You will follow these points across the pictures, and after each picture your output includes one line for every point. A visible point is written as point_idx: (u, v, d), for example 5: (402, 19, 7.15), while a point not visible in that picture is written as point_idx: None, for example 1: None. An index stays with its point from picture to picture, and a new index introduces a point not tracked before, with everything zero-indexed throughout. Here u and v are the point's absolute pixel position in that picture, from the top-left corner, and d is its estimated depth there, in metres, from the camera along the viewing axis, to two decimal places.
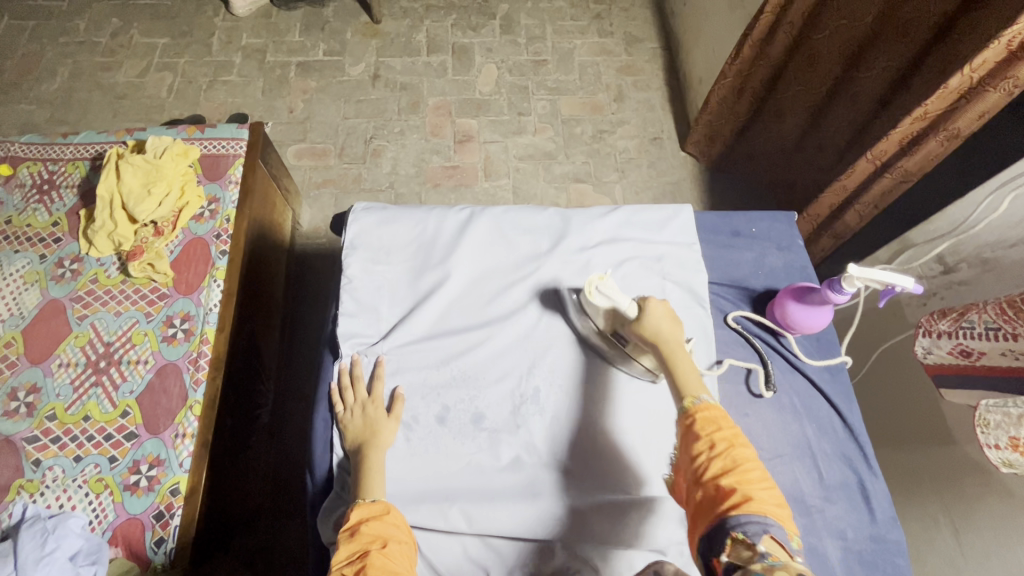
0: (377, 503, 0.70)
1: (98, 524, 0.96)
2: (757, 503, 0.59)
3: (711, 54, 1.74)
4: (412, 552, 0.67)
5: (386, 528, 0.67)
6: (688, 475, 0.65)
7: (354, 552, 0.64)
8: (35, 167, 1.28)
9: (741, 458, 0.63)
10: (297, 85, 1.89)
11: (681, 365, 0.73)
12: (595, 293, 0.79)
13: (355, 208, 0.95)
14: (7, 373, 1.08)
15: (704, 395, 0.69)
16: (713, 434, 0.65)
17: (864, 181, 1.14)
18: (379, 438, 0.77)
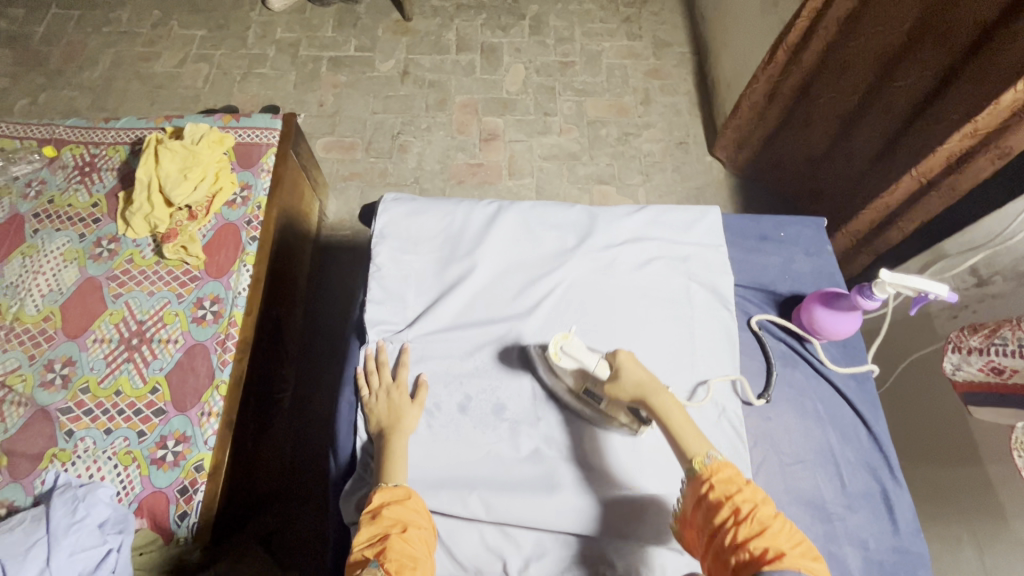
0: (399, 487, 0.73)
1: (124, 495, 0.99)
2: (789, 561, 0.60)
3: (741, 60, 1.73)
4: (430, 536, 0.71)
5: (407, 513, 0.69)
6: (714, 537, 0.66)
7: (376, 534, 0.68)
8: (78, 150, 1.33)
9: (764, 516, 0.65)
10: (328, 79, 1.93)
11: (678, 417, 0.74)
12: (561, 353, 0.80)
13: (385, 199, 0.97)
14: (45, 345, 1.12)
15: (711, 454, 0.71)
16: (735, 496, 0.67)
17: (908, 199, 1.13)
18: (403, 422, 0.79)
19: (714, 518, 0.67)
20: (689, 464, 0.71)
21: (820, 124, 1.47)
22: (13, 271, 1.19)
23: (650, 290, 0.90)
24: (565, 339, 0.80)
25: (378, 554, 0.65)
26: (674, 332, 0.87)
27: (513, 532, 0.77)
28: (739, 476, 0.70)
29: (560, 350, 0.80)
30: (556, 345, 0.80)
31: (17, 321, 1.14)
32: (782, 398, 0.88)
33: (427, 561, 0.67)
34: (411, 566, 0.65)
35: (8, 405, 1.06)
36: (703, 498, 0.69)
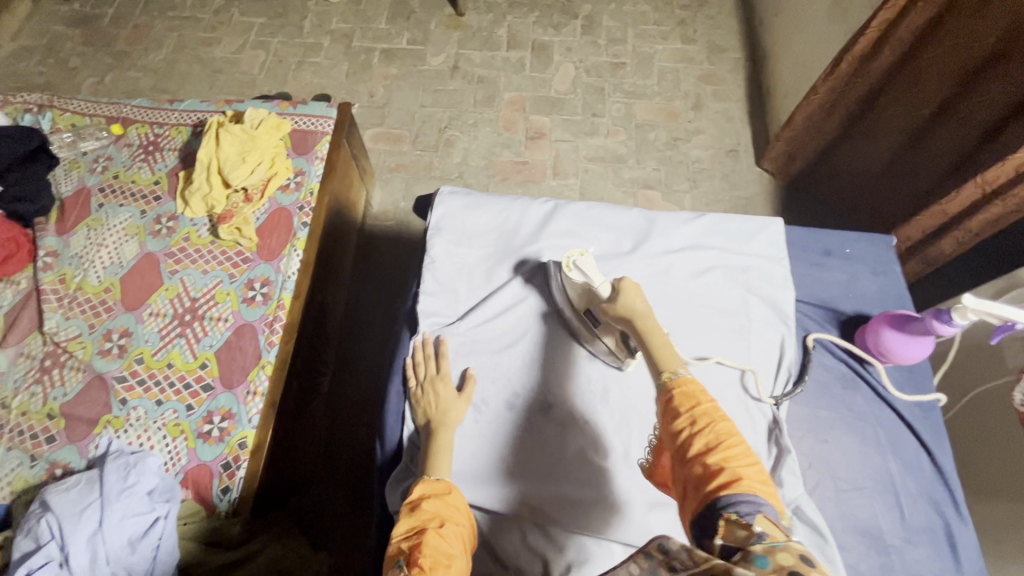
0: (442, 482, 0.71)
1: (171, 465, 1.02)
2: (747, 482, 0.53)
3: (802, 68, 1.68)
4: (469, 536, 0.67)
5: (445, 508, 0.67)
6: (672, 456, 0.59)
7: (411, 527, 0.65)
8: (143, 129, 1.38)
9: (723, 431, 0.57)
10: (379, 70, 1.95)
11: (655, 338, 0.69)
12: (572, 268, 0.81)
13: (441, 192, 0.98)
14: (104, 315, 1.16)
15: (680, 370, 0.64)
16: (696, 410, 0.59)
17: (966, 208, 1.15)
18: (449, 416, 0.79)
19: (671, 434, 0.60)
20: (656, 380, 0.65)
21: (883, 137, 1.42)
22: (78, 242, 1.24)
23: (706, 299, 0.88)
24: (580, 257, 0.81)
25: (412, 547, 0.62)
26: (729, 344, 0.85)
27: (559, 537, 0.75)
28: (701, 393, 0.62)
29: (571, 264, 0.81)
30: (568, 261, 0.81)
31: (79, 290, 1.19)
32: (841, 422, 0.85)
33: (464, 560, 0.63)
34: (444, 562, 0.60)
35: (68, 370, 1.11)
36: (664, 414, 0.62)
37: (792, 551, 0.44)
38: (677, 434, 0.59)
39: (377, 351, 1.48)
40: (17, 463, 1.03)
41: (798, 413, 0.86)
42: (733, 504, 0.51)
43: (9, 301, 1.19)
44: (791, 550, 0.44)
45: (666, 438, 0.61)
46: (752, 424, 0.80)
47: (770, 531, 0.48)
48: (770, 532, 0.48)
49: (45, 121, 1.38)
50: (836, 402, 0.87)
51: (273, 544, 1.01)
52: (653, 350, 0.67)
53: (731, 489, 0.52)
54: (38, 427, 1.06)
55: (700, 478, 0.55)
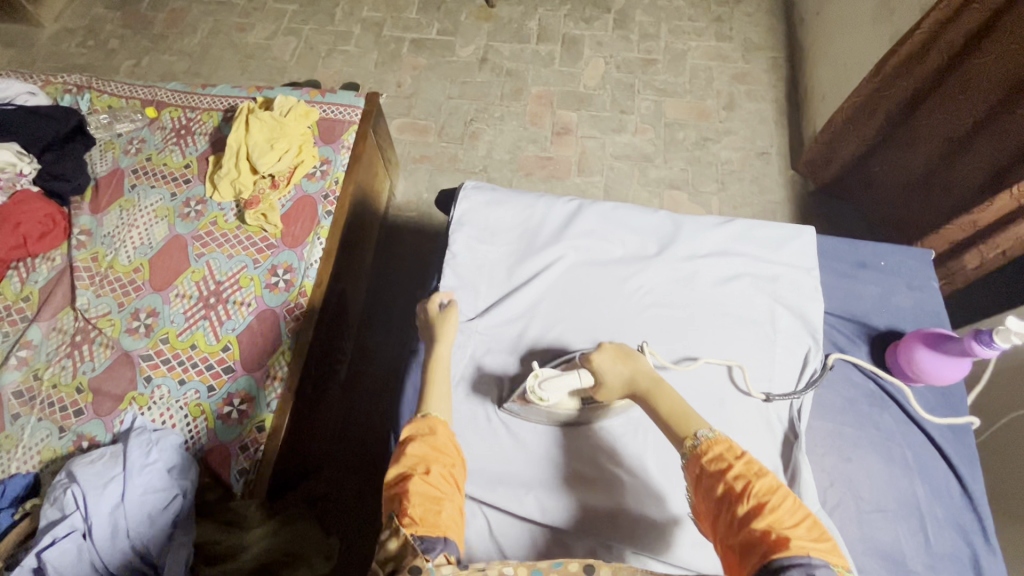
0: (427, 420, 0.71)
1: (191, 444, 1.05)
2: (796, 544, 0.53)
3: (842, 70, 1.62)
4: (459, 471, 0.68)
5: (430, 452, 0.67)
6: (715, 523, 0.59)
7: (398, 474, 0.65)
8: (176, 113, 1.40)
9: (763, 492, 0.57)
10: (408, 60, 1.95)
11: (663, 405, 0.69)
12: (543, 393, 0.75)
13: (466, 186, 0.97)
14: (133, 294, 1.19)
15: (704, 429, 0.64)
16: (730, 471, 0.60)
17: (1000, 218, 1.15)
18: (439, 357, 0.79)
19: (712, 499, 0.60)
20: (680, 447, 0.65)
21: (923, 146, 1.35)
22: (111, 222, 1.27)
23: (731, 306, 0.86)
24: (537, 376, 0.76)
25: (400, 496, 0.63)
26: (752, 353, 0.83)
27: (566, 540, 0.76)
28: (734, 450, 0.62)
29: (539, 391, 0.75)
30: (532, 386, 0.75)
31: (110, 269, 1.22)
32: (867, 440, 0.83)
33: (455, 501, 0.65)
34: (434, 509, 0.62)
35: (97, 346, 1.14)
36: (699, 479, 0.62)
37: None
38: (717, 498, 0.59)
39: (395, 341, 1.48)
40: (47, 434, 1.06)
41: (820, 430, 0.83)
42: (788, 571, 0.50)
43: (44, 276, 1.23)
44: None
45: (706, 505, 0.61)
46: (771, 436, 0.78)
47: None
48: None
49: (83, 103, 1.42)
50: (861, 419, 0.84)
51: (286, 528, 1.03)
52: (667, 421, 0.68)
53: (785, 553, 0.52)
54: (67, 399, 1.09)
55: (749, 543, 0.55)
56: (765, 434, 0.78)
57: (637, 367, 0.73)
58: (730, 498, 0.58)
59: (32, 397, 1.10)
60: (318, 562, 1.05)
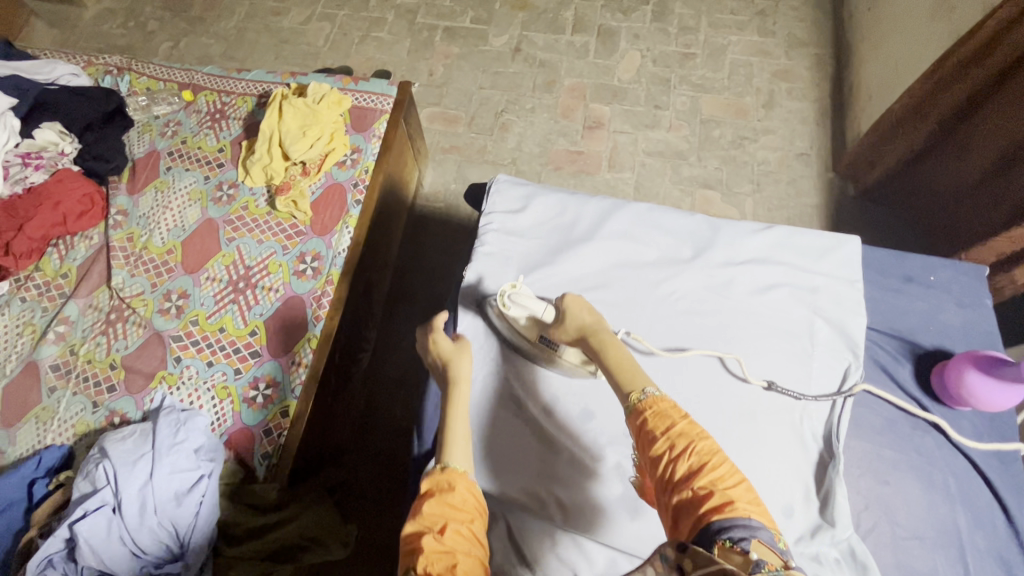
0: (446, 472, 0.69)
1: (217, 426, 1.06)
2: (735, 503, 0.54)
3: (892, 70, 1.54)
4: (478, 528, 0.65)
5: (447, 509, 0.64)
6: (655, 482, 0.60)
7: (413, 530, 0.63)
8: (211, 97, 1.41)
9: (703, 451, 0.59)
10: (440, 49, 1.93)
11: (612, 356, 0.71)
12: (509, 303, 0.81)
13: (498, 179, 0.96)
14: (165, 276, 1.22)
15: (649, 388, 0.66)
16: (671, 431, 0.61)
17: None
18: (458, 390, 0.78)
19: (653, 458, 0.61)
20: (626, 402, 0.66)
21: (975, 153, 1.28)
22: (147, 203, 1.29)
23: (767, 316, 0.83)
24: (513, 288, 0.82)
25: (416, 553, 0.60)
26: (787, 367, 0.80)
27: (587, 546, 0.75)
28: (675, 410, 0.64)
29: (507, 300, 0.82)
30: (505, 293, 0.82)
31: (145, 250, 1.25)
32: (906, 464, 0.79)
33: (473, 557, 0.61)
34: (450, 565, 0.59)
35: (130, 325, 1.17)
36: (640, 439, 0.63)
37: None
38: (658, 456, 0.60)
39: (418, 333, 1.49)
40: (81, 408, 1.10)
41: (858, 452, 0.80)
42: (727, 530, 0.52)
43: (82, 254, 1.26)
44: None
45: (646, 461, 0.62)
46: (805, 454, 0.75)
47: (768, 559, 0.49)
48: (765, 557, 0.49)
49: (122, 84, 1.44)
50: (903, 441, 0.81)
51: (306, 513, 1.04)
52: (616, 373, 0.69)
53: (724, 514, 0.53)
54: (101, 375, 1.13)
55: (689, 502, 0.56)
56: (797, 452, 0.75)
57: (600, 320, 0.76)
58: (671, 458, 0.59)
59: (68, 371, 1.13)
60: (335, 545, 1.07)
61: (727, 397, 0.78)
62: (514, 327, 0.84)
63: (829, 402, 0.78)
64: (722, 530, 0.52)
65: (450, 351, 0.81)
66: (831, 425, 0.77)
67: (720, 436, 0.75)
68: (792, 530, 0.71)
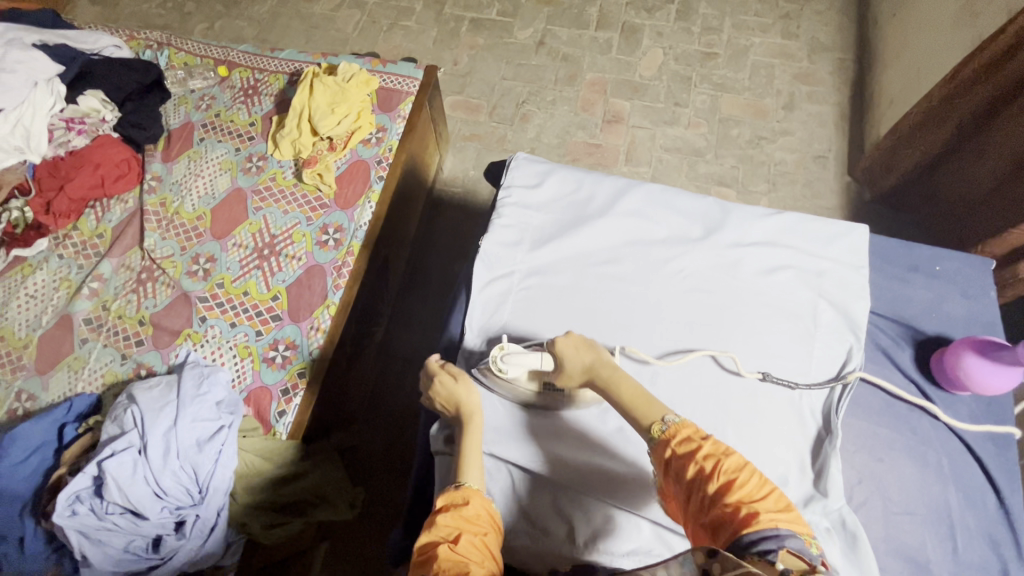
0: (462, 490, 0.73)
1: (237, 383, 1.11)
2: (765, 517, 0.57)
3: (914, 75, 1.55)
4: (491, 541, 0.68)
5: (462, 522, 0.68)
6: (685, 502, 0.63)
7: (429, 541, 0.66)
8: (245, 73, 1.47)
9: (730, 469, 0.62)
10: (466, 40, 1.97)
11: (625, 392, 0.74)
12: (504, 365, 0.81)
13: (517, 156, 0.99)
14: (195, 240, 1.27)
15: (670, 416, 0.69)
16: (698, 453, 0.64)
17: None
18: (471, 425, 0.79)
19: (681, 481, 0.64)
20: (649, 435, 0.69)
21: (992, 158, 1.29)
22: (180, 171, 1.35)
23: (772, 297, 0.85)
24: (502, 350, 0.82)
25: (429, 561, 0.64)
26: (789, 346, 0.82)
27: (587, 501, 0.78)
28: (700, 432, 0.67)
29: (502, 363, 0.81)
30: (496, 357, 0.81)
31: (176, 215, 1.30)
32: (900, 443, 0.83)
33: (484, 567, 0.64)
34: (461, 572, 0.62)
35: (160, 284, 1.22)
36: (667, 463, 0.66)
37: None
38: (686, 477, 0.63)
39: (432, 312, 1.53)
40: (111, 359, 1.15)
41: (854, 430, 0.83)
42: (757, 544, 0.55)
43: (117, 216, 1.32)
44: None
45: (675, 483, 0.65)
46: (801, 429, 0.78)
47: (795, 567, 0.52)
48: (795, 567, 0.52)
49: (162, 59, 1.50)
50: (900, 423, 0.84)
51: (317, 470, 1.09)
52: (629, 408, 0.72)
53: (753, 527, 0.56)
54: (130, 330, 1.18)
55: (720, 521, 0.59)
56: (792, 424, 0.77)
57: (600, 357, 0.77)
58: (699, 480, 0.62)
59: (100, 325, 1.19)
60: (342, 506, 1.10)
61: (732, 368, 0.81)
62: (513, 386, 0.83)
63: (826, 388, 0.80)
64: (753, 543, 0.56)
65: (452, 387, 0.81)
66: (829, 404, 0.80)
67: (722, 403, 0.78)
68: (784, 498, 0.73)
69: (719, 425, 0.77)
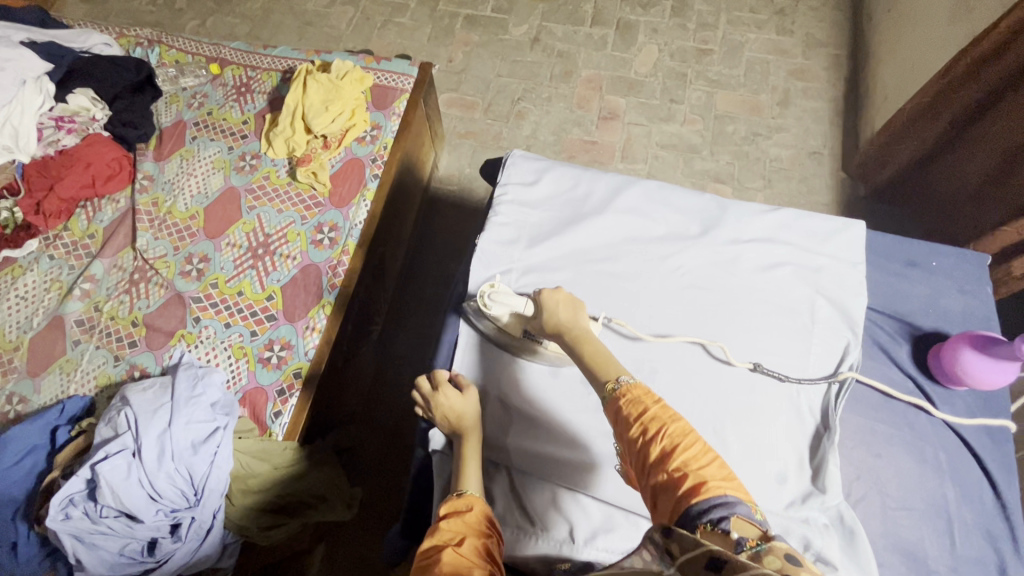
0: (464, 498, 0.72)
1: (232, 384, 1.10)
2: (712, 482, 0.55)
3: (908, 71, 1.55)
4: (494, 547, 0.66)
5: (465, 526, 0.66)
6: (634, 470, 0.61)
7: (431, 545, 0.64)
8: (237, 71, 1.45)
9: (676, 433, 0.59)
10: (460, 36, 1.96)
11: (590, 350, 0.73)
12: (490, 302, 0.84)
13: (513, 153, 0.98)
14: (188, 240, 1.26)
15: (624, 378, 0.67)
16: (645, 417, 0.62)
17: None
18: (469, 439, 0.79)
19: (630, 448, 0.62)
20: (604, 394, 0.67)
21: (985, 154, 1.29)
22: (172, 170, 1.34)
23: (770, 294, 0.85)
24: (491, 288, 0.85)
25: (433, 564, 0.61)
26: (788, 343, 0.82)
27: (585, 500, 0.78)
28: (650, 397, 0.65)
29: (487, 299, 0.84)
30: (484, 293, 0.85)
31: (169, 214, 1.29)
32: (898, 439, 0.83)
33: (489, 568, 0.61)
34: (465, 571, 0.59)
35: (153, 285, 1.21)
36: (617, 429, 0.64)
37: (775, 553, 0.48)
38: (632, 441, 0.61)
39: (429, 310, 1.52)
40: (103, 361, 1.14)
41: (853, 427, 0.83)
42: (706, 512, 0.53)
43: (109, 216, 1.30)
44: (777, 553, 0.47)
45: (624, 450, 0.63)
46: (800, 424, 0.78)
47: (748, 535, 0.50)
48: (743, 534, 0.50)
49: (153, 56, 1.49)
50: (898, 418, 0.84)
51: (316, 470, 1.08)
52: (592, 365, 0.71)
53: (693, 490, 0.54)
54: (123, 331, 1.17)
55: (666, 487, 0.57)
56: (790, 419, 0.78)
57: (578, 309, 0.78)
58: (647, 446, 0.60)
59: (92, 326, 1.18)
60: (339, 506, 1.09)
61: (731, 364, 0.80)
62: (495, 325, 0.86)
63: (825, 384, 0.80)
64: (691, 507, 0.54)
65: (456, 399, 0.80)
66: (827, 399, 0.80)
67: (721, 399, 0.78)
68: (784, 496, 0.73)
69: (718, 422, 0.77)
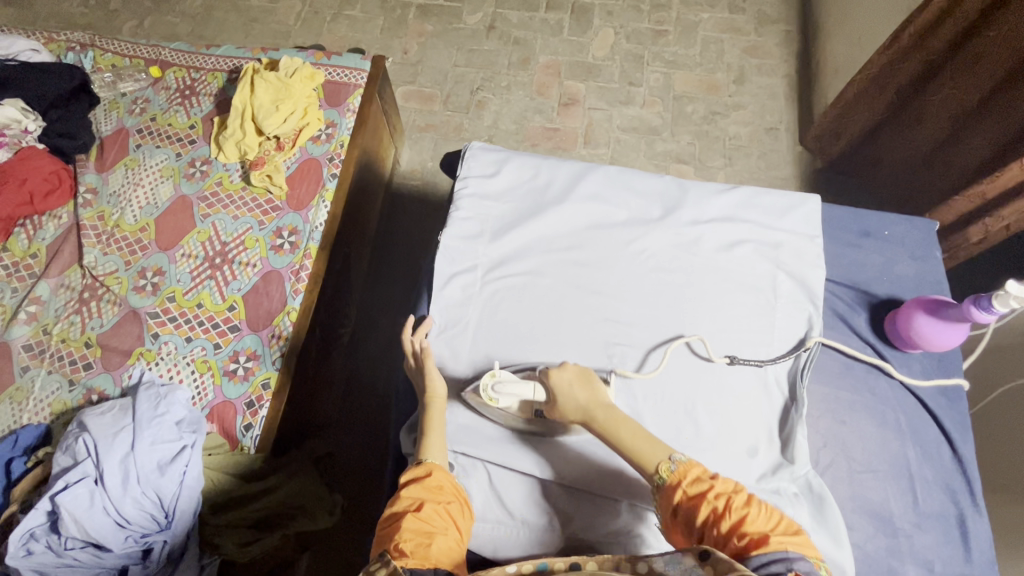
0: (425, 465, 0.73)
1: (198, 400, 1.06)
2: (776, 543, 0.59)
3: (856, 45, 1.59)
4: (455, 508, 0.70)
5: (426, 491, 0.69)
6: (701, 544, 0.62)
7: (393, 512, 0.68)
8: (180, 73, 1.38)
9: (740, 504, 0.62)
10: (414, 27, 1.91)
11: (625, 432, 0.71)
12: (495, 395, 0.77)
13: (472, 146, 0.97)
14: (139, 253, 1.20)
15: (675, 456, 0.68)
16: (709, 491, 0.64)
17: (1013, 186, 1.11)
18: (434, 410, 0.78)
19: (695, 527, 0.63)
20: (656, 477, 0.68)
21: (932, 123, 1.33)
22: (117, 181, 1.27)
23: (732, 271, 0.87)
24: (494, 378, 0.78)
25: (394, 532, 0.66)
26: (753, 318, 0.84)
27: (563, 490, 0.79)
28: (706, 472, 0.67)
29: (492, 393, 0.77)
30: (487, 386, 0.77)
31: (117, 228, 1.23)
32: (861, 405, 0.87)
33: (448, 535, 0.66)
34: (425, 542, 0.64)
35: (105, 303, 1.15)
36: (678, 506, 0.65)
37: None
38: (702, 520, 0.62)
39: (399, 309, 1.49)
40: (57, 387, 1.09)
41: (819, 396, 0.87)
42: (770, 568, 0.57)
43: (51, 234, 1.23)
44: None
45: (690, 529, 0.64)
46: (768, 399, 0.80)
47: None
48: None
49: (87, 61, 1.40)
50: (857, 387, 0.88)
51: (291, 481, 1.05)
52: (632, 451, 0.70)
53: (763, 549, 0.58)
54: (76, 354, 1.11)
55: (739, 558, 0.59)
56: (755, 396, 0.80)
57: (594, 393, 0.74)
58: (712, 518, 0.62)
59: (41, 351, 1.12)
60: (320, 514, 1.08)
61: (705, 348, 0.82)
62: (506, 413, 0.80)
63: (791, 357, 0.82)
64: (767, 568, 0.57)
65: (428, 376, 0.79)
66: (794, 372, 0.82)
67: (691, 379, 0.80)
68: (756, 468, 0.76)
69: (689, 403, 0.79)
